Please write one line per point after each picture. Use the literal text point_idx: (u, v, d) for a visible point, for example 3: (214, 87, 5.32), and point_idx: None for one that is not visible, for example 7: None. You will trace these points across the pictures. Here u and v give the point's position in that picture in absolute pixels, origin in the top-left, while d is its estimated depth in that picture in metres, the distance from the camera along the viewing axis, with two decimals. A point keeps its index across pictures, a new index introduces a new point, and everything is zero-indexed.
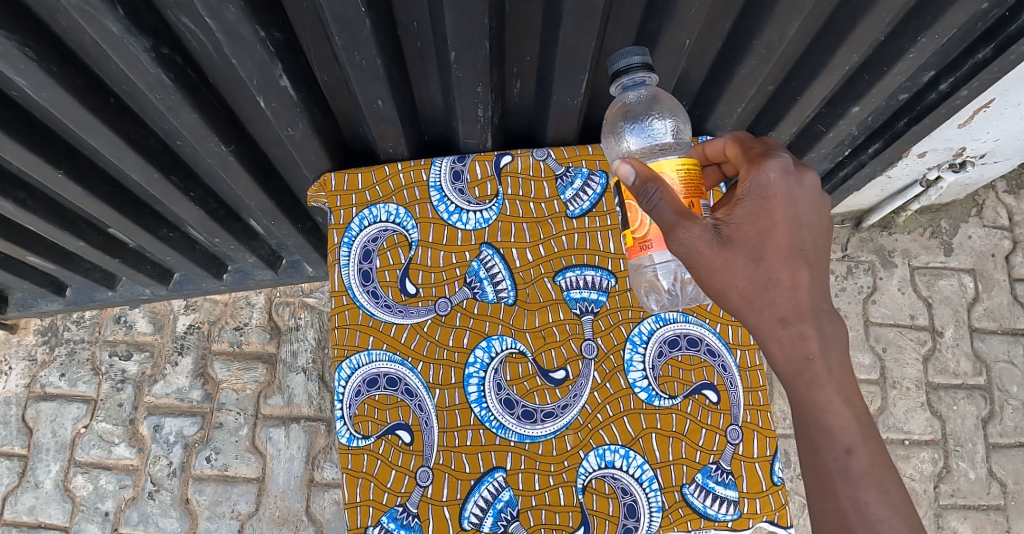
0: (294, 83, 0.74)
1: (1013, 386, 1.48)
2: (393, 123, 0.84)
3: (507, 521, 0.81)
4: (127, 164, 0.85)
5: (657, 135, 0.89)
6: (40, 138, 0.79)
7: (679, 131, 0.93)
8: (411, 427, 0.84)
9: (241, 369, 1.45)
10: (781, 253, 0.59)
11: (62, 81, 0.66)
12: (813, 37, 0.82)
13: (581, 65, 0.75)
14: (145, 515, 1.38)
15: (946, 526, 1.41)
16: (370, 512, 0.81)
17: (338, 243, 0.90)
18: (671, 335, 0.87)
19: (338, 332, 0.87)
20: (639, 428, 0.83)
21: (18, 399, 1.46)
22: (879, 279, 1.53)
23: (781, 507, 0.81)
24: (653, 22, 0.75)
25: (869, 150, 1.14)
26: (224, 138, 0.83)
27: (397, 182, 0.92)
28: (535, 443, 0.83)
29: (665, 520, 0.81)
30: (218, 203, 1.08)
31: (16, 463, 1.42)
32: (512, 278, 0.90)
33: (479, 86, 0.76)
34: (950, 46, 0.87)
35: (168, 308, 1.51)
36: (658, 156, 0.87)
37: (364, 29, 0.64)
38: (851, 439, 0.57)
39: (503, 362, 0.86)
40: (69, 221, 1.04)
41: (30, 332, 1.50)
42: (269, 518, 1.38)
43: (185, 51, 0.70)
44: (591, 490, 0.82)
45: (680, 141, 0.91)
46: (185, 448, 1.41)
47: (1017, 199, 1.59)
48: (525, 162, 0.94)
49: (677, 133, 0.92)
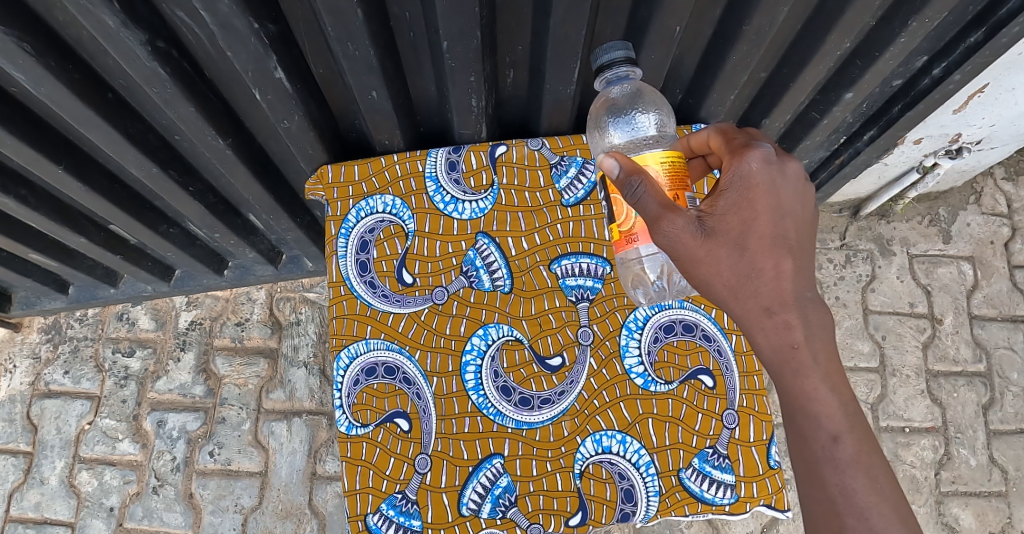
0: (289, 75, 0.74)
1: (1013, 372, 1.48)
2: (388, 115, 0.85)
3: (505, 507, 0.82)
4: (126, 159, 0.86)
5: (640, 129, 0.89)
6: (40, 134, 0.80)
7: (662, 123, 0.93)
8: (409, 414, 0.84)
9: (242, 364, 1.46)
10: (764, 243, 0.59)
11: (61, 75, 0.67)
12: (805, 22, 0.82)
13: (572, 53, 0.76)
14: (149, 510, 1.39)
15: (948, 513, 1.41)
16: (370, 498, 0.82)
17: (335, 234, 0.91)
18: (666, 321, 0.88)
19: (336, 322, 0.88)
20: (636, 414, 0.84)
21: (22, 397, 1.47)
22: (878, 268, 1.53)
23: (778, 491, 0.82)
24: (643, 9, 0.76)
25: (864, 137, 1.14)
26: (221, 131, 0.83)
27: (393, 173, 0.92)
28: (532, 429, 0.84)
29: (662, 504, 0.81)
30: (216, 198, 1.09)
31: (21, 460, 1.44)
32: (509, 267, 0.90)
33: (472, 76, 0.76)
34: (941, 31, 0.88)
35: (169, 305, 1.52)
36: (641, 150, 0.87)
37: (356, 19, 0.65)
38: (837, 427, 0.57)
39: (499, 349, 0.87)
40: (70, 218, 1.05)
41: (33, 330, 1.51)
42: (272, 511, 1.38)
43: (181, 45, 0.71)
44: (588, 475, 0.82)
45: (663, 133, 0.91)
46: (188, 443, 1.42)
47: (1016, 185, 1.59)
48: (520, 152, 0.94)
49: (661, 125, 0.92)
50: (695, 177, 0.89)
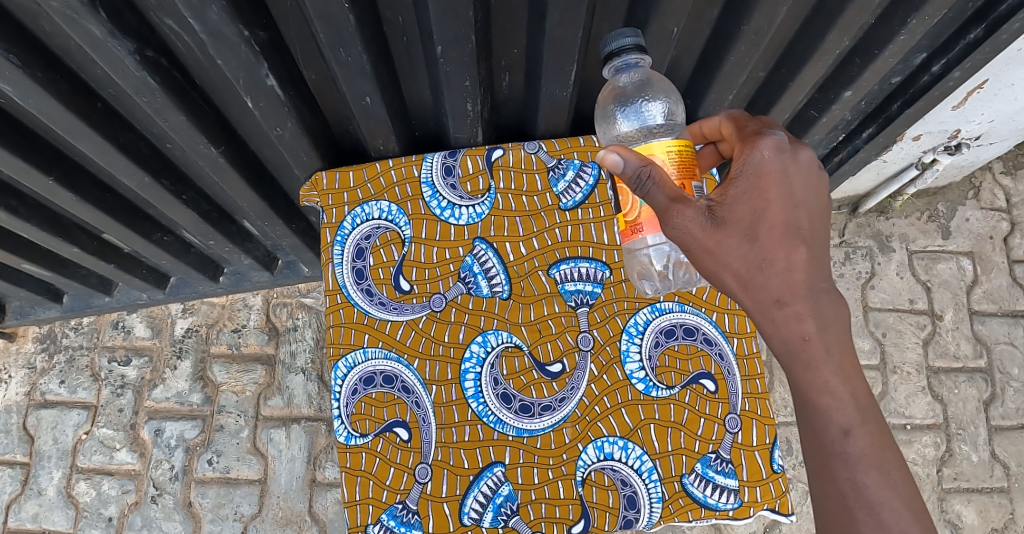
0: (280, 82, 0.73)
1: (1014, 368, 1.48)
2: (383, 120, 0.84)
3: (507, 515, 0.81)
4: (117, 169, 0.85)
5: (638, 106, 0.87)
6: (29, 144, 0.78)
7: (671, 112, 0.91)
8: (409, 424, 0.84)
9: (240, 371, 1.45)
10: (775, 232, 0.59)
11: (49, 86, 0.66)
12: (803, 21, 0.81)
13: (569, 55, 0.75)
14: (148, 520, 1.39)
15: (950, 510, 1.40)
16: (370, 510, 0.81)
17: (331, 242, 0.90)
18: (667, 326, 0.87)
19: (333, 330, 0.86)
20: (638, 420, 0.83)
21: (18, 408, 1.46)
22: (877, 264, 1.53)
23: (781, 495, 0.81)
24: (640, 11, 0.75)
25: (864, 135, 1.13)
26: (213, 139, 0.82)
27: (389, 179, 0.91)
28: (534, 436, 0.83)
29: (665, 511, 0.81)
30: (210, 206, 1.07)
31: (18, 471, 1.43)
32: (507, 272, 0.89)
33: (467, 80, 0.75)
34: (940, 28, 0.87)
35: (165, 313, 1.50)
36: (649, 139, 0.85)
37: (348, 25, 0.64)
38: (847, 420, 0.56)
39: (499, 357, 0.86)
40: (63, 228, 1.04)
41: (28, 340, 1.50)
42: (272, 519, 1.38)
43: (170, 54, 0.70)
44: (591, 482, 0.81)
45: (672, 123, 0.90)
46: (186, 451, 1.41)
47: (1014, 180, 1.59)
48: (517, 155, 0.93)
49: (669, 115, 0.90)
50: (705, 166, 0.88)
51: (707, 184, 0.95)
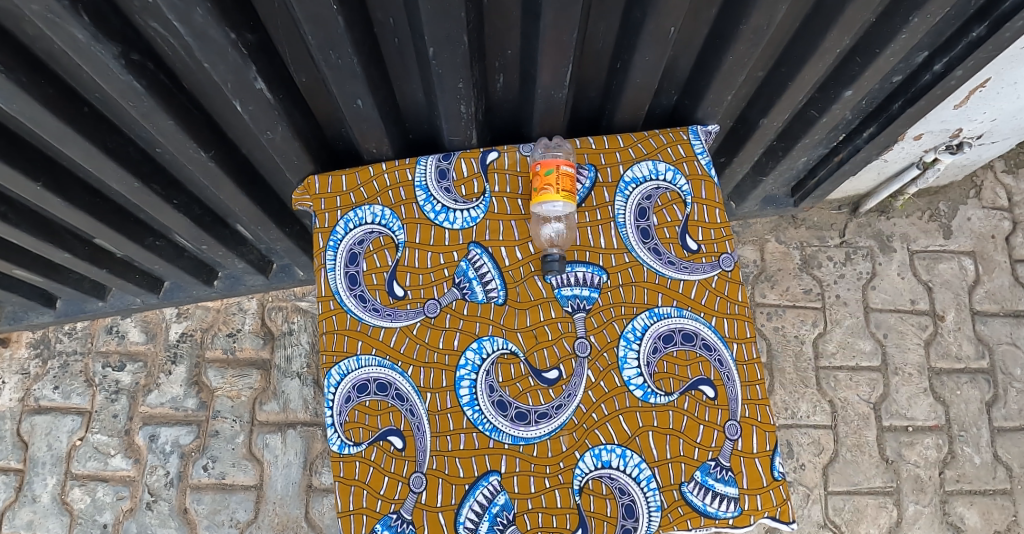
0: (270, 85, 0.72)
1: (1016, 368, 1.46)
2: (375, 123, 0.83)
3: (503, 525, 0.79)
4: (106, 174, 0.83)
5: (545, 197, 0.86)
6: (15, 149, 0.77)
7: (648, 195, 0.91)
8: (403, 432, 0.82)
9: (235, 376, 1.44)
10: None
11: (33, 91, 0.64)
12: (802, 20, 0.80)
13: (564, 55, 0.73)
14: (143, 526, 1.37)
15: (953, 512, 1.39)
16: (364, 520, 0.80)
17: (323, 247, 0.89)
18: (665, 331, 0.85)
19: (326, 337, 0.85)
20: (636, 427, 0.82)
21: (12, 414, 1.45)
22: (877, 264, 1.52)
23: (782, 503, 0.80)
24: (636, 10, 0.73)
25: (864, 135, 1.12)
26: (203, 143, 0.81)
27: (382, 183, 0.91)
28: (530, 444, 0.82)
29: (664, 519, 0.79)
30: (202, 210, 1.06)
31: (12, 478, 1.41)
32: (502, 277, 0.88)
33: (460, 81, 0.74)
34: (942, 26, 0.86)
35: (159, 317, 1.49)
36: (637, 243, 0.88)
37: (338, 27, 0.62)
38: None
39: (494, 364, 0.84)
40: (53, 233, 1.02)
41: (22, 345, 1.49)
42: (268, 525, 1.36)
43: (157, 57, 0.68)
44: (588, 491, 0.80)
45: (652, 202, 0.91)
46: (181, 457, 1.40)
47: (1016, 178, 1.57)
48: (512, 158, 0.92)
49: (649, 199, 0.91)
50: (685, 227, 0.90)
51: (708, 212, 0.91)
